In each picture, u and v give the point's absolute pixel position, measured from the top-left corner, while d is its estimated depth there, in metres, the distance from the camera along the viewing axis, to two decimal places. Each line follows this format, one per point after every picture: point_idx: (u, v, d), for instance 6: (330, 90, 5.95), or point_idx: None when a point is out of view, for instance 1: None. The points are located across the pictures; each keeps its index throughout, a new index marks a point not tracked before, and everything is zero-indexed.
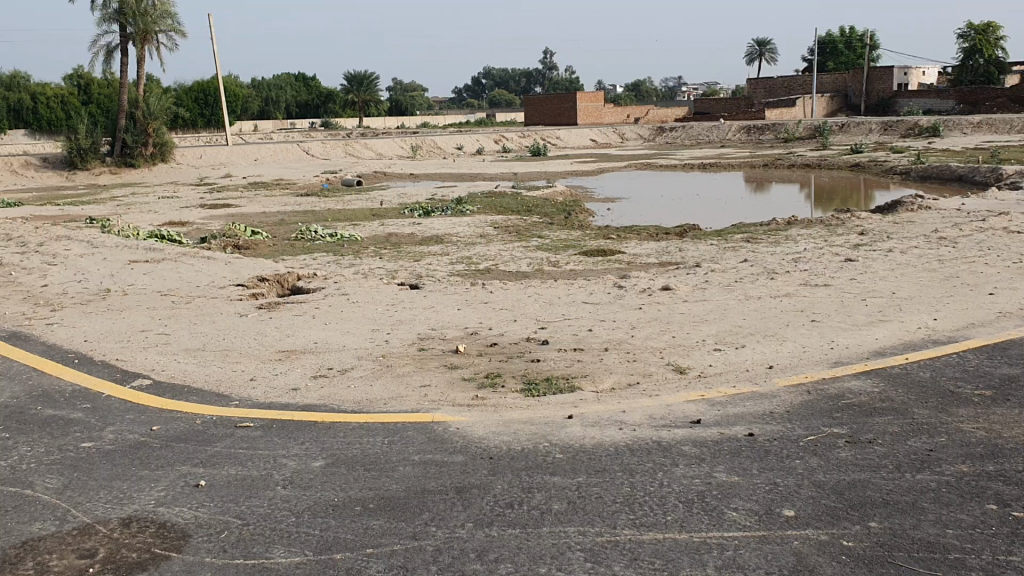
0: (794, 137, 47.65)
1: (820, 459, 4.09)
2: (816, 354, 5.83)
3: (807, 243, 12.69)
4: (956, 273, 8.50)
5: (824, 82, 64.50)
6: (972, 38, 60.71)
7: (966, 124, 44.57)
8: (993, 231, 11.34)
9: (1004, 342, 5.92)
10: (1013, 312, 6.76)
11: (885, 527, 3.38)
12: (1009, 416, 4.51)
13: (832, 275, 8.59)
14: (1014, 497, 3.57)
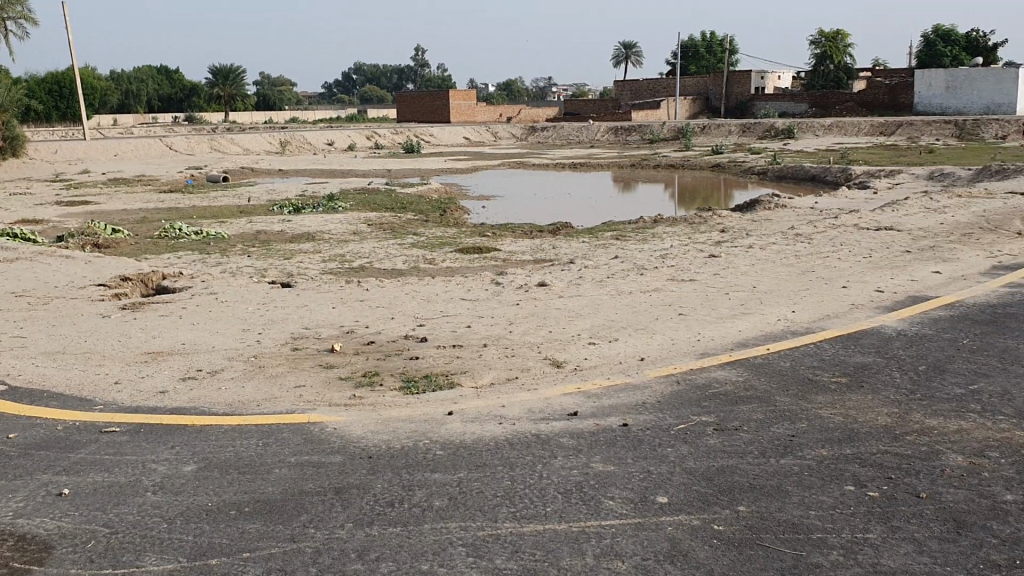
0: (660, 138, 49.02)
1: (690, 446, 4.24)
2: (685, 346, 6.03)
3: (674, 240, 13.09)
4: (812, 267, 8.95)
5: (688, 84, 66.65)
6: (822, 46, 64.01)
7: (818, 127, 46.90)
8: (844, 228, 11.97)
9: (857, 331, 6.27)
10: (865, 304, 7.16)
11: (752, 510, 3.53)
12: (862, 401, 4.78)
13: (697, 271, 8.89)
14: (869, 477, 3.79)
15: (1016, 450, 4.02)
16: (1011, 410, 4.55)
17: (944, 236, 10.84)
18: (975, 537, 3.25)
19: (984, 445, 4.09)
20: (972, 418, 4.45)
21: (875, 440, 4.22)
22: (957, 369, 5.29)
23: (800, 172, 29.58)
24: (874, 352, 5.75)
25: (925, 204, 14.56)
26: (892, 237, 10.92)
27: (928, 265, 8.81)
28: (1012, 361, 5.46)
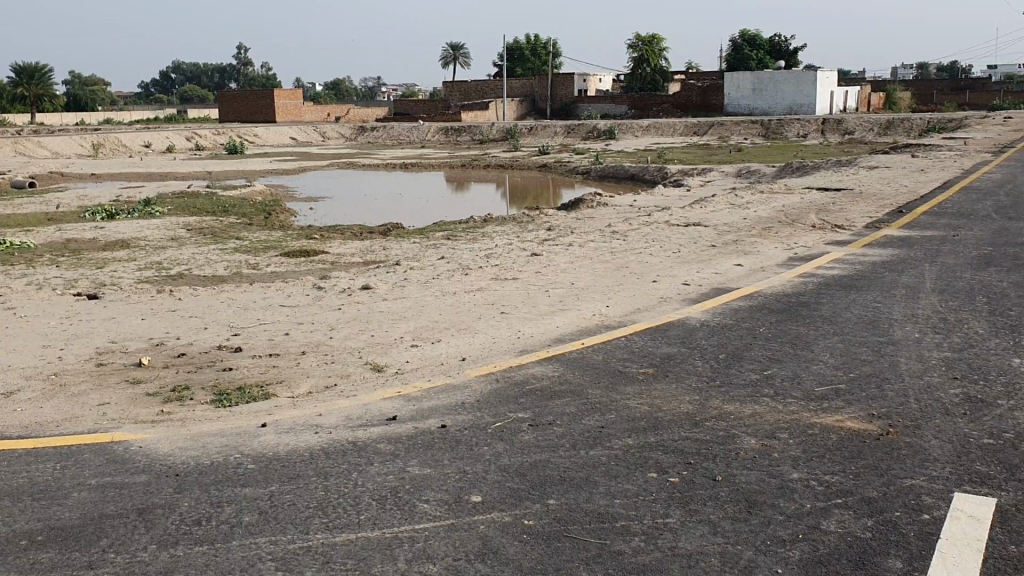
0: (489, 139, 49.59)
1: (505, 443, 4.31)
2: (504, 344, 6.13)
3: (500, 239, 13.31)
4: (627, 263, 9.29)
5: (514, 86, 67.75)
6: (639, 49, 66.65)
7: (638, 128, 48.71)
8: (658, 224, 12.51)
9: (666, 324, 6.57)
10: (675, 297, 7.51)
11: (561, 503, 3.63)
12: (667, 391, 5.02)
13: (520, 269, 9.06)
14: (670, 464, 3.98)
15: (803, 430, 4.33)
16: (799, 393, 4.90)
17: (748, 230, 11.52)
18: (763, 515, 3.46)
19: (774, 427, 4.38)
20: (764, 401, 4.76)
21: (679, 428, 4.43)
22: (753, 356, 5.64)
23: (622, 172, 30.65)
24: (680, 343, 6.04)
25: (732, 200, 15.41)
26: (700, 232, 11.51)
27: (731, 259, 9.35)
28: (802, 346, 5.88)
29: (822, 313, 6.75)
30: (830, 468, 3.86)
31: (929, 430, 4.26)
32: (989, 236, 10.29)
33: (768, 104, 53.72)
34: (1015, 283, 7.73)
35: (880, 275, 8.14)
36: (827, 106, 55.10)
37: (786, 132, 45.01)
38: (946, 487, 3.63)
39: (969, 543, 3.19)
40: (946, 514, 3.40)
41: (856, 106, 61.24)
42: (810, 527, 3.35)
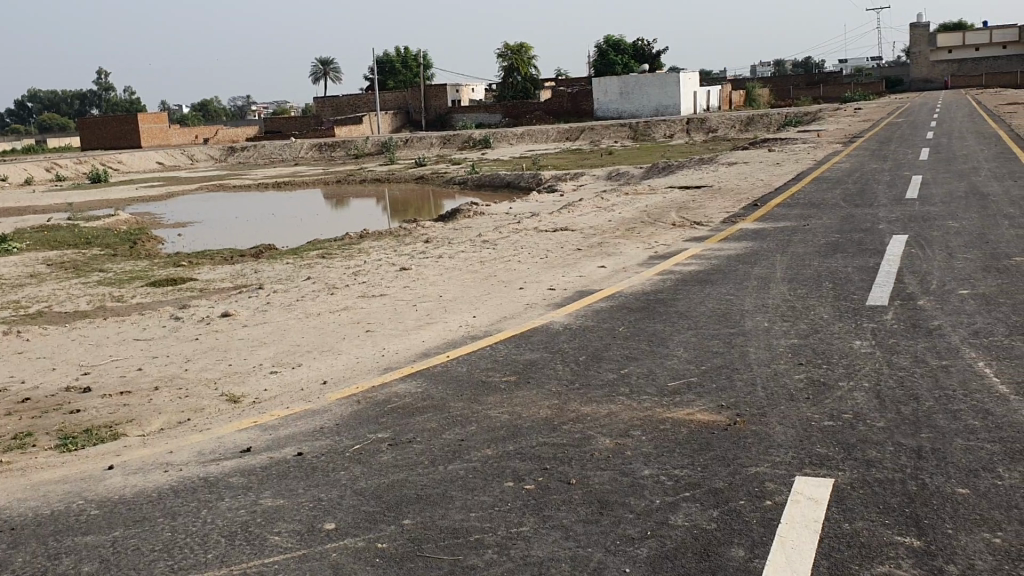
0: (364, 154, 49.19)
1: (362, 466, 4.25)
2: (367, 363, 6.06)
3: (374, 254, 13.19)
4: (495, 272, 9.35)
5: (387, 99, 67.44)
6: (509, 58, 67.42)
7: (512, 136, 49.19)
8: (528, 231, 12.65)
9: (530, 330, 6.63)
10: (540, 303, 7.60)
11: (416, 523, 3.59)
12: (527, 397, 5.07)
13: (387, 284, 8.99)
14: (527, 471, 4.01)
15: (656, 427, 4.47)
16: (655, 390, 5.06)
17: (614, 232, 11.78)
18: (616, 514, 3.55)
19: (630, 426, 4.51)
20: (622, 400, 4.90)
21: (536, 433, 4.48)
22: (612, 357, 5.79)
23: (497, 180, 30.88)
24: (543, 348, 6.11)
25: (600, 203, 15.74)
26: (567, 236, 11.71)
27: (596, 262, 9.56)
28: (659, 343, 6.07)
29: (679, 310, 6.98)
30: (680, 463, 4.00)
31: (773, 418, 4.48)
32: (836, 223, 10.84)
33: (635, 108, 56.53)
34: (858, 267, 8.18)
35: (736, 268, 8.47)
36: (691, 107, 57.00)
37: (653, 132, 46.66)
38: (787, 472, 3.83)
39: (807, 525, 3.35)
40: (787, 498, 3.59)
41: (719, 105, 63.56)
42: (659, 522, 3.45)
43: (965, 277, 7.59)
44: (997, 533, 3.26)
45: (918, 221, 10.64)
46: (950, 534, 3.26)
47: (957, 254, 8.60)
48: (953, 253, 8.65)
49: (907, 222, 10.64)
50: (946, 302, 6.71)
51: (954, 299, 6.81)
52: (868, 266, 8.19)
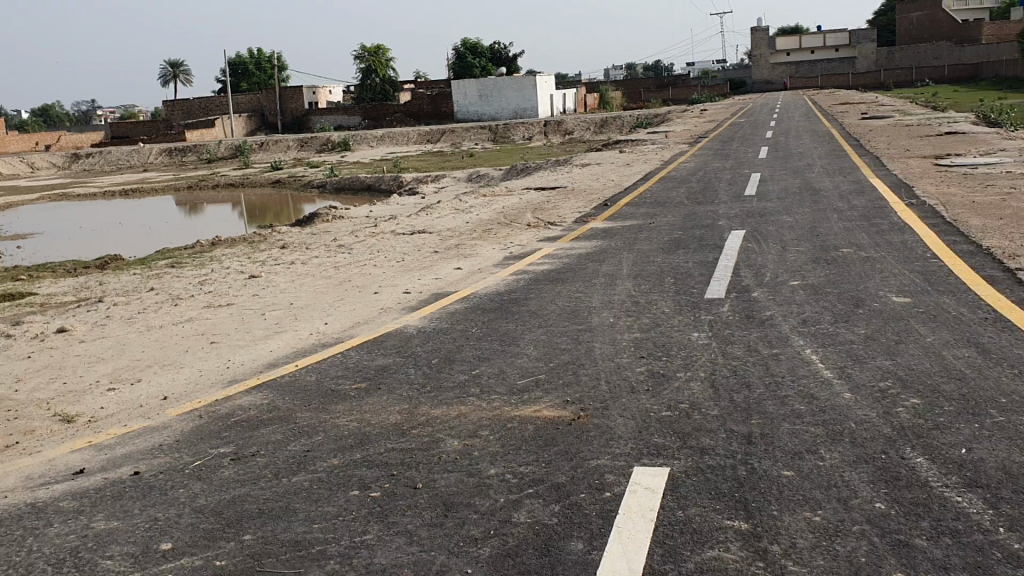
0: (218, 159, 47.70)
1: (203, 482, 4.13)
2: (211, 376, 5.88)
3: (226, 262, 12.81)
4: (349, 277, 9.24)
5: (241, 103, 65.67)
6: (367, 60, 66.82)
7: (371, 138, 48.74)
8: (384, 235, 12.56)
9: (382, 335, 6.59)
10: (394, 307, 7.57)
11: (258, 538, 3.52)
12: (376, 403, 5.04)
13: (236, 293, 8.75)
14: (373, 478, 3.99)
15: (503, 425, 4.54)
16: (504, 389, 5.14)
17: (470, 234, 11.85)
18: (459, 515, 3.57)
19: (477, 426, 4.55)
20: (471, 401, 4.95)
21: (384, 439, 4.46)
22: (463, 358, 5.83)
23: (356, 183, 30.53)
24: (394, 353, 6.08)
25: (458, 205, 15.80)
26: (423, 239, 11.70)
27: (451, 264, 9.60)
28: (509, 342, 6.14)
29: (530, 308, 7.09)
30: (525, 460, 4.07)
31: (615, 410, 4.62)
32: (682, 220, 11.24)
33: (494, 111, 57.27)
34: (700, 261, 8.51)
35: (585, 266, 8.67)
36: (548, 109, 57.96)
37: (513, 134, 47.25)
38: (626, 463, 3.96)
39: (643, 515, 3.47)
40: (626, 489, 3.71)
41: (575, 107, 64.85)
42: (502, 521, 3.50)
43: (797, 268, 8.02)
44: (817, 511, 3.46)
45: (756, 217, 11.16)
46: (775, 515, 3.44)
47: (790, 248, 9.07)
48: (787, 246, 9.12)
49: (747, 218, 11.15)
50: (778, 293, 7.08)
51: (786, 290, 7.19)
52: (709, 261, 8.53)
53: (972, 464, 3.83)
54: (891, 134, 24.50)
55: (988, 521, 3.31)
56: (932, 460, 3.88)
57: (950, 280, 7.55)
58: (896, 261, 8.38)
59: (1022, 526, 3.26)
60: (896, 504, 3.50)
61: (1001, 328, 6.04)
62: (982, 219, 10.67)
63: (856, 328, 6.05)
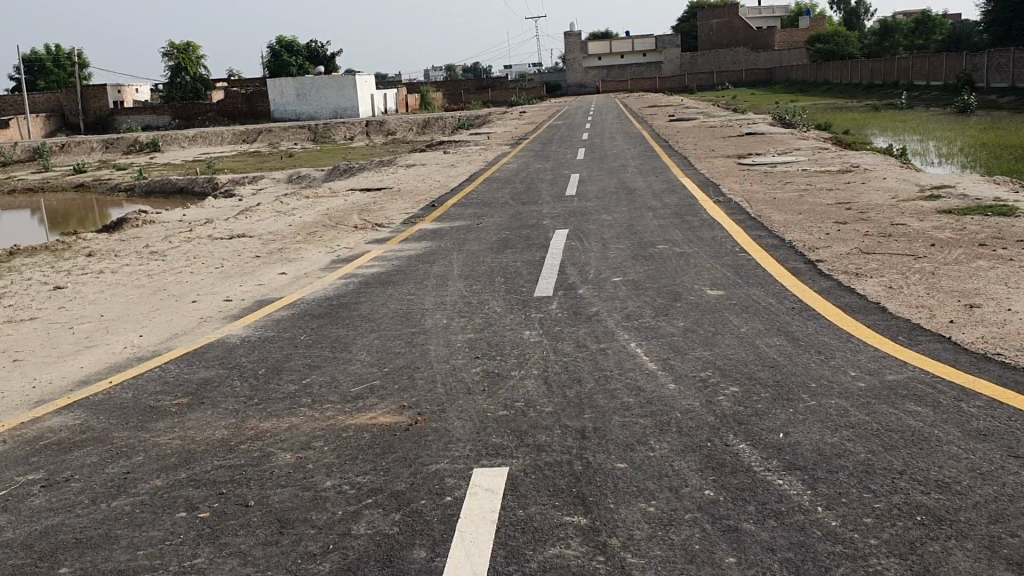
0: (13, 162, 44.30)
1: (11, 514, 3.80)
2: (15, 397, 5.43)
3: (25, 273, 11.88)
4: (164, 285, 8.78)
5: (36, 102, 61.35)
6: (176, 57, 64.06)
7: (183, 139, 46.67)
8: (202, 240, 12.04)
9: (204, 346, 6.29)
10: (215, 316, 7.25)
11: (76, 570, 3.26)
12: (201, 419, 4.79)
13: (38, 306, 8.13)
14: (201, 498, 3.78)
15: (338, 435, 4.43)
16: (336, 397, 5.01)
17: (293, 237, 11.54)
18: (296, 532, 3.45)
19: (310, 437, 4.42)
20: (303, 411, 4.80)
21: (211, 456, 4.25)
22: (292, 367, 5.65)
23: (168, 185, 29.13)
24: (218, 364, 5.82)
25: (279, 207, 15.35)
26: (244, 244, 11.29)
27: (274, 269, 9.31)
28: (340, 349, 6.02)
29: (360, 313, 6.97)
30: (361, 470, 3.98)
31: (451, 413, 4.60)
32: (507, 220, 11.37)
33: (313, 111, 56.48)
34: (527, 260, 8.63)
35: (415, 268, 8.61)
36: (368, 108, 57.52)
37: (333, 134, 46.49)
38: (465, 466, 3.95)
39: (484, 518, 3.46)
40: (465, 492, 3.70)
41: (395, 108, 64.55)
42: (341, 534, 3.42)
43: (619, 265, 8.28)
44: (651, 502, 3.56)
45: (578, 216, 11.44)
46: (612, 509, 3.51)
47: (611, 245, 9.35)
48: (608, 244, 9.39)
49: (569, 217, 11.41)
50: (603, 289, 7.27)
51: (610, 286, 7.39)
52: (536, 260, 8.66)
53: (788, 447, 4.05)
54: (699, 135, 25.72)
55: (808, 502, 3.51)
56: (753, 446, 4.08)
57: (758, 273, 7.99)
58: (709, 255, 8.80)
59: (838, 504, 3.48)
60: (723, 490, 3.64)
61: (805, 316, 6.45)
62: (783, 214, 11.37)
63: (676, 321, 6.30)
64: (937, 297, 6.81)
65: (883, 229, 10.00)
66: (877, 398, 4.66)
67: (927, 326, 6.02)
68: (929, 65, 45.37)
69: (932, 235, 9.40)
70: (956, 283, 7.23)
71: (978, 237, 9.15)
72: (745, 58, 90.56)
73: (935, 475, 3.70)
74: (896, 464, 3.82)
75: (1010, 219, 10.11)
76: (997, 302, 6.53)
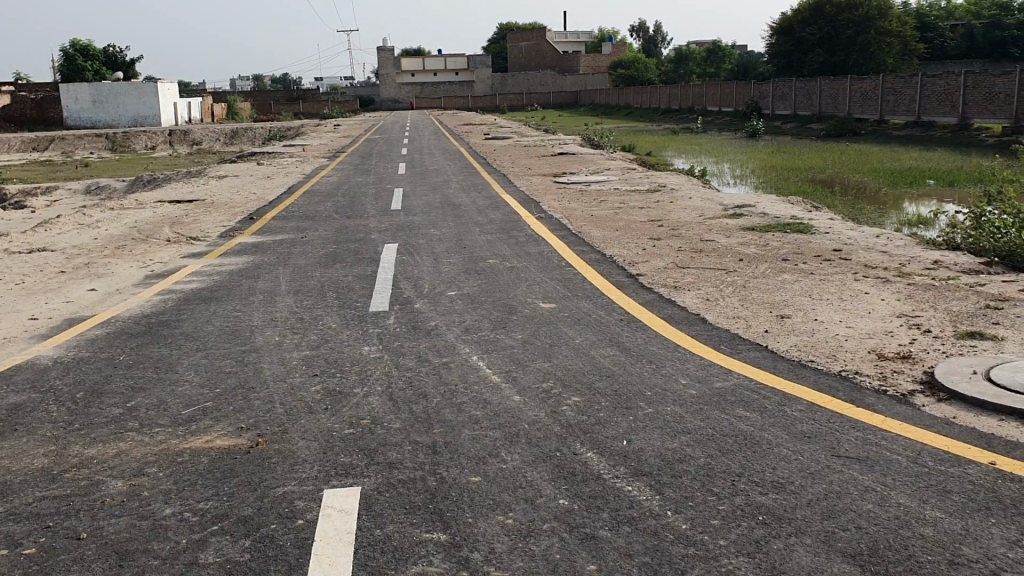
0: None
1: None
2: None
3: None
4: None
5: None
6: None
7: None
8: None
9: (10, 369, 5.80)
10: (19, 336, 6.69)
11: None
12: (14, 447, 4.39)
13: None
14: (23, 533, 3.47)
15: (173, 460, 4.19)
16: (167, 420, 4.74)
17: (100, 251, 10.83)
18: (137, 564, 3.23)
19: (142, 463, 4.15)
20: (131, 436, 4.51)
21: (31, 487, 3.90)
22: (113, 390, 5.29)
23: None
24: (29, 389, 5.36)
25: (79, 220, 14.40)
26: (44, 258, 10.51)
27: (83, 285, 8.72)
28: (166, 369, 5.69)
29: (185, 331, 6.63)
30: (202, 496, 3.79)
31: (294, 434, 4.46)
32: (332, 234, 11.18)
33: (111, 117, 53.88)
34: (358, 275, 8.50)
35: (239, 283, 8.33)
36: (171, 118, 55.17)
37: (134, 144, 44.19)
38: (315, 488, 3.83)
39: (340, 540, 3.37)
40: (318, 513, 3.58)
41: (200, 117, 62.11)
42: (187, 565, 3.22)
43: (450, 279, 8.29)
44: (508, 514, 3.57)
45: (405, 231, 11.38)
46: (469, 523, 3.50)
47: (441, 260, 9.35)
48: (438, 259, 9.39)
49: (396, 231, 11.33)
50: (438, 303, 7.28)
51: (444, 300, 7.40)
52: (367, 274, 8.54)
53: (633, 454, 4.18)
54: (515, 152, 26.28)
55: (657, 507, 3.63)
56: (601, 454, 4.18)
57: (586, 286, 8.22)
58: (537, 270, 8.97)
59: (686, 507, 3.62)
60: (577, 499, 3.71)
61: (635, 328, 6.67)
62: (602, 231, 11.77)
63: (513, 334, 6.38)
64: (752, 309, 7.24)
65: (695, 244, 10.54)
66: (709, 404, 4.90)
67: (746, 335, 6.39)
68: (722, 91, 48.34)
69: (741, 250, 10.00)
70: (767, 295, 7.72)
71: (781, 253, 9.81)
72: (553, 79, 93.26)
73: (770, 476, 3.92)
74: (735, 467, 4.02)
75: (805, 236, 10.91)
76: (805, 313, 7.01)
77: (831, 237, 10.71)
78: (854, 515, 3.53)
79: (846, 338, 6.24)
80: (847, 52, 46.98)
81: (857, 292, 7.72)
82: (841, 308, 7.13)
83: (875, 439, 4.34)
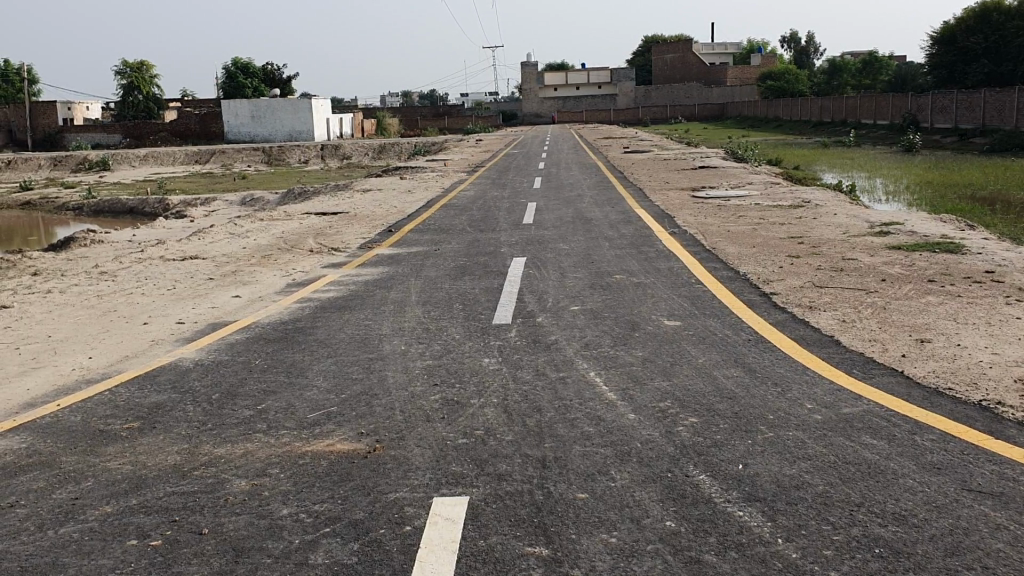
0: None
1: None
2: None
3: None
4: (114, 306, 8.63)
5: None
6: (129, 75, 64.58)
7: (133, 158, 46.05)
8: (151, 261, 11.79)
9: (154, 370, 6.15)
10: (167, 338, 7.12)
11: None
12: (152, 444, 4.67)
13: None
14: (153, 525, 3.69)
15: (294, 462, 4.35)
16: (292, 423, 4.93)
17: (246, 260, 11.39)
18: (251, 561, 3.38)
19: (266, 464, 4.33)
20: (259, 437, 4.71)
21: (163, 483, 4.13)
22: (247, 393, 5.55)
23: (118, 206, 28.59)
24: (170, 389, 5.69)
25: (230, 229, 15.21)
26: (194, 265, 11.14)
27: (228, 292, 9.16)
28: (296, 374, 5.94)
29: (318, 338, 6.88)
30: (319, 498, 3.92)
31: (410, 441, 4.56)
32: (465, 247, 11.35)
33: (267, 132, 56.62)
34: (486, 288, 8.63)
35: (372, 293, 8.56)
36: (321, 132, 57.56)
37: (287, 158, 46.38)
38: (425, 495, 3.91)
39: (442, 546, 3.43)
40: (424, 521, 3.65)
41: (351, 133, 64.56)
42: (298, 564, 3.35)
43: (576, 294, 8.30)
44: (613, 533, 3.53)
45: (535, 244, 11.49)
46: (573, 539, 3.49)
47: (568, 274, 9.36)
48: (565, 273, 9.38)
49: (526, 245, 11.42)
50: (560, 317, 7.31)
51: (567, 314, 7.43)
52: (494, 287, 8.63)
53: (747, 479, 4.06)
54: (654, 167, 26.01)
55: (768, 533, 3.52)
56: (713, 477, 4.08)
57: (714, 304, 8.06)
58: (665, 286, 8.87)
59: (798, 535, 3.50)
60: (684, 521, 3.64)
61: (762, 349, 6.48)
62: (736, 247, 11.50)
63: (634, 350, 6.34)
64: (889, 332, 6.90)
65: (834, 263, 10.15)
66: (834, 431, 4.70)
67: (881, 360, 6.10)
68: (876, 103, 46.43)
69: (883, 270, 9.58)
70: (907, 317, 7.36)
71: (927, 273, 9.33)
72: (698, 93, 92.07)
73: (892, 508, 3.74)
74: (854, 496, 3.85)
75: (957, 256, 10.33)
76: (947, 337, 6.65)
77: (986, 258, 10.11)
78: (980, 554, 3.32)
79: (989, 365, 5.88)
80: (1016, 61, 44.09)
81: (1008, 317, 7.26)
82: (987, 334, 6.71)
83: (1013, 474, 4.07)
